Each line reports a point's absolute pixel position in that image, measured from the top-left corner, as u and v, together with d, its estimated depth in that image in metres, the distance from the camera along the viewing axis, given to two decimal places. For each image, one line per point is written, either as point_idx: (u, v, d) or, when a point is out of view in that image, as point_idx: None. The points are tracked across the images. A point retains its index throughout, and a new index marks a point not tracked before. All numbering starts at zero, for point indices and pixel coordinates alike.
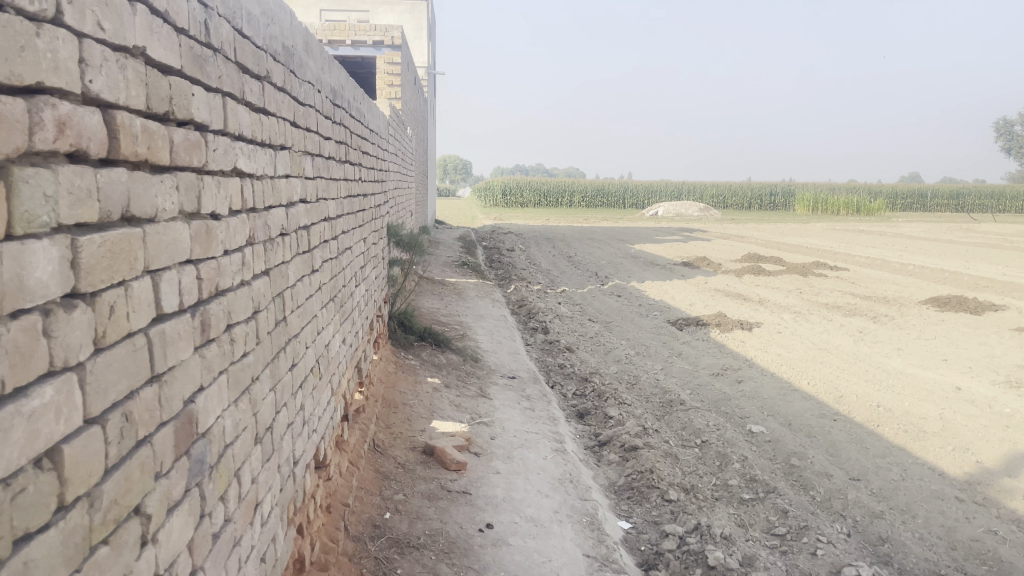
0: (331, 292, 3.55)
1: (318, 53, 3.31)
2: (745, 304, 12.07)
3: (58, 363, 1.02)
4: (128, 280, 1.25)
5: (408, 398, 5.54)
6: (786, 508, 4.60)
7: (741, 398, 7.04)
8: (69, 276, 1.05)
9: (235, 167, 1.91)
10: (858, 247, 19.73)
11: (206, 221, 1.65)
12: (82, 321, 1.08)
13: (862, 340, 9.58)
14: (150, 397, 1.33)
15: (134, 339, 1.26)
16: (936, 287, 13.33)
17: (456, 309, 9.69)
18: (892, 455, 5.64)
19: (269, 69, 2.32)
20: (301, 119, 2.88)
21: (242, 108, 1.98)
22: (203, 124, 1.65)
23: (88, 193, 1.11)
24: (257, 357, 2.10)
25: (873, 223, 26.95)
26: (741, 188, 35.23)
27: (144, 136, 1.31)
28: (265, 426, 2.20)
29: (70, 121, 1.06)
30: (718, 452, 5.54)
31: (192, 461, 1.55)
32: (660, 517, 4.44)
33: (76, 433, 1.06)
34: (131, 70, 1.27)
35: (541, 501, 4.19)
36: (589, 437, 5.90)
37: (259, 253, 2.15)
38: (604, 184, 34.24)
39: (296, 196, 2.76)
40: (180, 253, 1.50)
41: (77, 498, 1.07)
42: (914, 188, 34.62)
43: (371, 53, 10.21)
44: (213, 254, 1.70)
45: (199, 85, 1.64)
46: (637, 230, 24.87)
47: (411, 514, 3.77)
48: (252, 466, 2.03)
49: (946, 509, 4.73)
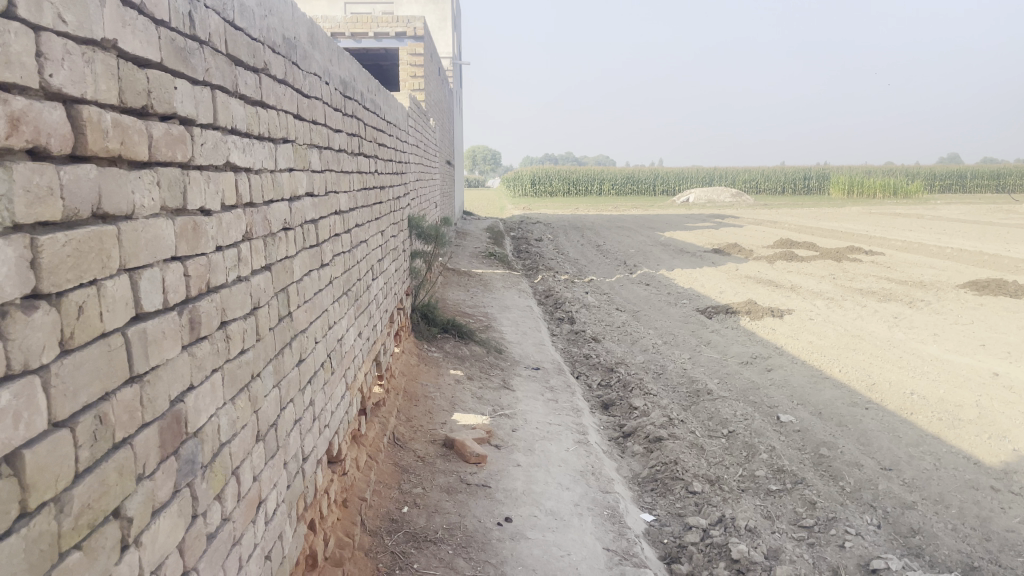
0: (344, 286, 3.53)
1: (325, 44, 3.29)
2: (776, 291, 11.87)
3: (16, 366, 0.99)
4: (100, 279, 1.21)
5: (430, 391, 5.53)
6: (814, 500, 4.50)
7: (770, 387, 6.92)
8: (27, 276, 1.02)
9: (228, 162, 1.89)
10: (895, 230, 19.32)
11: (193, 217, 1.62)
12: (45, 323, 1.05)
13: (896, 326, 9.38)
14: (129, 397, 1.30)
15: (108, 340, 1.23)
16: (974, 271, 13.00)
17: (482, 300, 9.65)
18: (926, 444, 5.49)
19: (267, 60, 2.29)
20: (306, 111, 2.86)
21: (235, 101, 1.96)
22: (187, 118, 1.62)
23: (49, 190, 1.08)
24: (257, 354, 2.08)
25: (909, 206, 26.36)
26: (774, 172, 34.70)
27: (117, 131, 1.28)
28: (268, 423, 2.18)
29: (25, 117, 1.02)
30: (745, 442, 5.45)
31: (182, 462, 1.53)
32: (684, 509, 4.37)
33: (41, 437, 1.03)
34: (100, 64, 1.24)
35: (561, 494, 4.14)
36: (614, 428, 5.84)
37: (258, 249, 2.13)
38: (633, 172, 33.97)
39: (302, 190, 2.74)
40: (163, 250, 1.47)
41: (44, 504, 1.04)
42: (952, 169, 33.84)
43: (394, 44, 10.19)
44: (202, 250, 1.68)
45: (183, 78, 1.61)
46: (666, 218, 24.64)
47: (429, 507, 3.75)
48: (254, 463, 2.01)
49: (980, 499, 4.59)
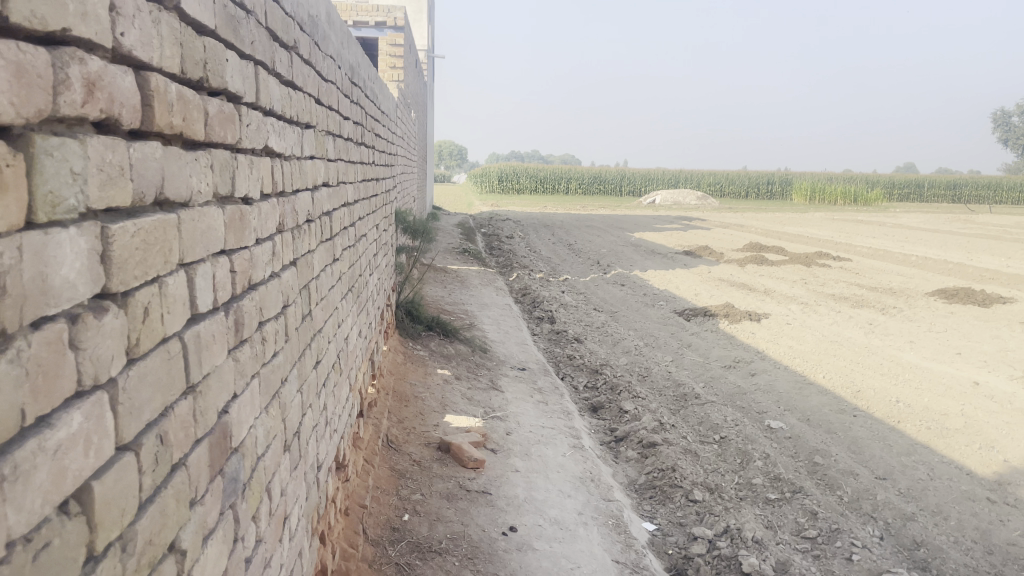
0: (349, 282, 3.36)
1: (338, 26, 3.10)
2: (751, 294, 11.88)
3: (87, 382, 0.82)
4: (162, 276, 1.05)
5: (419, 391, 5.36)
6: (815, 510, 4.44)
7: (756, 392, 6.87)
8: (98, 272, 0.85)
9: (267, 146, 1.71)
10: (860, 236, 19.53)
11: (239, 205, 1.45)
12: (114, 328, 0.88)
13: (872, 332, 9.42)
14: (185, 412, 1.13)
15: (168, 345, 1.07)
16: (941, 279, 13.17)
17: (460, 297, 9.47)
18: (918, 453, 5.47)
19: (296, 38, 2.11)
20: (323, 96, 2.68)
21: (273, 80, 1.78)
22: (236, 95, 1.44)
23: (119, 170, 0.91)
24: (285, 356, 1.91)
25: (871, 213, 26.76)
26: (739, 176, 34.98)
27: (179, 105, 1.11)
28: (294, 430, 2.00)
29: (100, 81, 0.85)
30: (738, 449, 5.37)
31: (226, 481, 1.35)
32: (685, 518, 4.28)
33: (108, 465, 0.86)
34: (165, 26, 1.07)
35: (563, 502, 4.01)
36: (605, 432, 5.73)
37: (288, 242, 1.95)
38: (601, 172, 34.01)
39: (320, 180, 2.56)
40: (214, 243, 1.30)
41: (109, 545, 0.87)
42: (911, 178, 34.52)
43: (372, 34, 9.98)
44: (246, 243, 1.50)
45: (232, 50, 1.43)
46: (634, 218, 24.66)
47: (430, 515, 3.59)
48: (282, 476, 1.84)
49: (978, 511, 4.57)
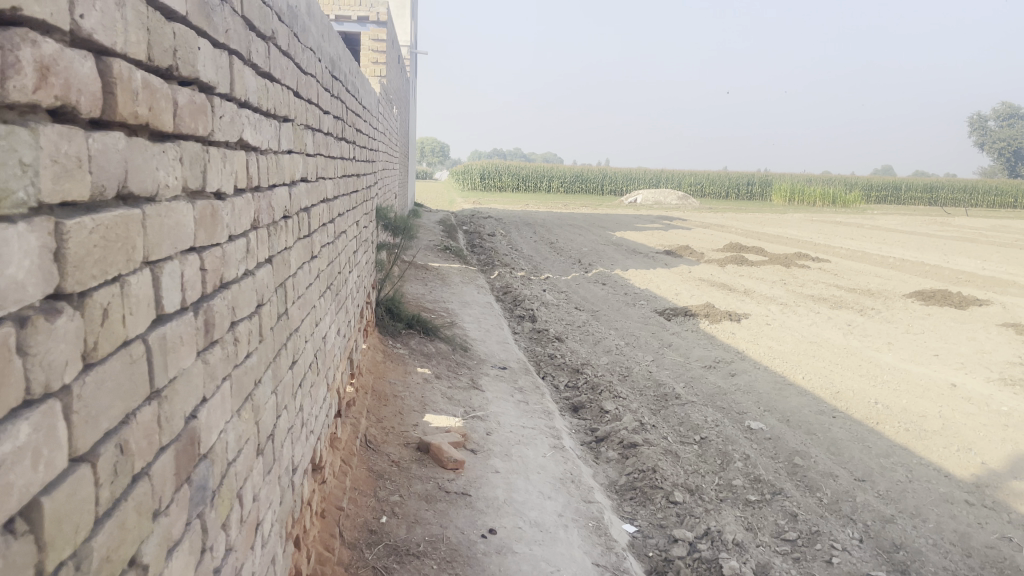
0: (327, 279, 3.28)
1: (319, 17, 3.03)
2: (731, 294, 11.90)
3: (36, 391, 0.76)
4: (124, 275, 0.99)
5: (398, 390, 5.29)
6: (795, 511, 4.43)
7: (737, 393, 6.86)
8: (51, 271, 0.79)
9: (241, 139, 1.65)
10: (838, 237, 19.64)
11: (211, 201, 1.39)
12: (68, 332, 0.83)
13: (851, 333, 9.47)
14: (148, 418, 1.07)
15: (131, 349, 1.01)
16: (918, 280, 13.28)
17: (441, 295, 9.40)
18: (897, 455, 5.48)
19: (274, 29, 2.04)
20: (303, 89, 2.61)
21: (249, 71, 1.72)
22: (208, 85, 1.38)
23: (76, 161, 0.85)
24: (259, 356, 1.84)
25: (850, 214, 26.96)
26: (719, 176, 35.11)
27: (145, 94, 1.05)
28: (267, 434, 1.94)
29: (55, 66, 0.80)
30: (719, 449, 5.36)
31: (194, 489, 1.30)
32: (666, 520, 4.26)
33: (60, 479, 0.81)
34: (131, 10, 1.00)
35: (543, 504, 3.97)
36: (585, 432, 5.69)
37: (263, 239, 1.89)
38: (583, 170, 34.00)
39: (298, 175, 2.49)
40: (183, 240, 1.24)
41: (61, 565, 0.81)
42: (888, 180, 34.84)
43: (355, 29, 9.89)
44: (218, 240, 1.44)
45: (205, 38, 1.37)
46: (615, 218, 24.69)
47: (408, 517, 3.53)
48: (254, 482, 1.77)
49: (957, 513, 4.57)
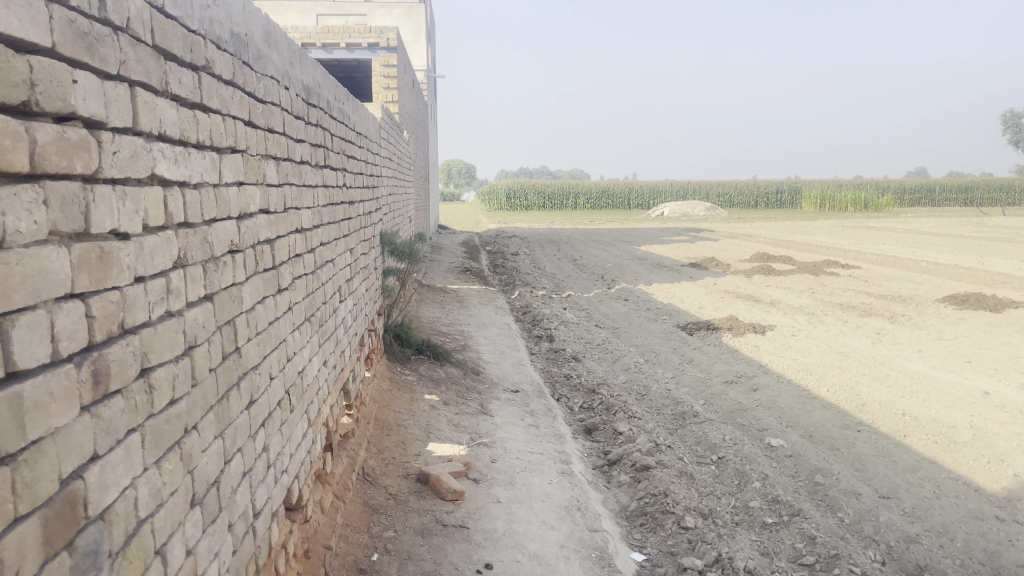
0: (306, 311, 3.19)
1: (284, 44, 2.96)
2: (756, 306, 11.64)
3: None
4: None
5: (403, 419, 5.19)
6: (813, 534, 4.22)
7: (757, 408, 6.65)
8: None
9: (152, 174, 1.56)
10: (869, 243, 19.20)
11: (99, 243, 1.30)
12: None
13: (880, 342, 9.16)
14: None
15: None
16: (952, 284, 12.88)
17: (457, 318, 9.29)
18: (924, 470, 5.24)
19: (208, 57, 1.96)
20: (260, 117, 2.53)
21: (164, 102, 1.63)
22: (94, 120, 1.30)
23: None
24: (192, 400, 1.75)
25: (882, 219, 26.39)
26: (747, 186, 34.69)
27: None
28: (208, 481, 1.84)
29: None
30: (736, 469, 5.16)
31: (79, 555, 1.20)
32: (676, 547, 4.09)
33: None
34: None
35: (545, 535, 3.83)
36: (598, 456, 5.53)
37: (195, 276, 1.80)
38: (608, 185, 33.80)
39: (254, 206, 2.40)
40: (54, 287, 1.16)
41: None
42: (921, 182, 34.08)
43: (366, 55, 9.87)
44: (114, 282, 1.35)
45: (88, 70, 1.29)
46: (642, 231, 24.47)
47: (401, 554, 3.41)
48: (186, 534, 1.67)
49: (986, 531, 4.33)
